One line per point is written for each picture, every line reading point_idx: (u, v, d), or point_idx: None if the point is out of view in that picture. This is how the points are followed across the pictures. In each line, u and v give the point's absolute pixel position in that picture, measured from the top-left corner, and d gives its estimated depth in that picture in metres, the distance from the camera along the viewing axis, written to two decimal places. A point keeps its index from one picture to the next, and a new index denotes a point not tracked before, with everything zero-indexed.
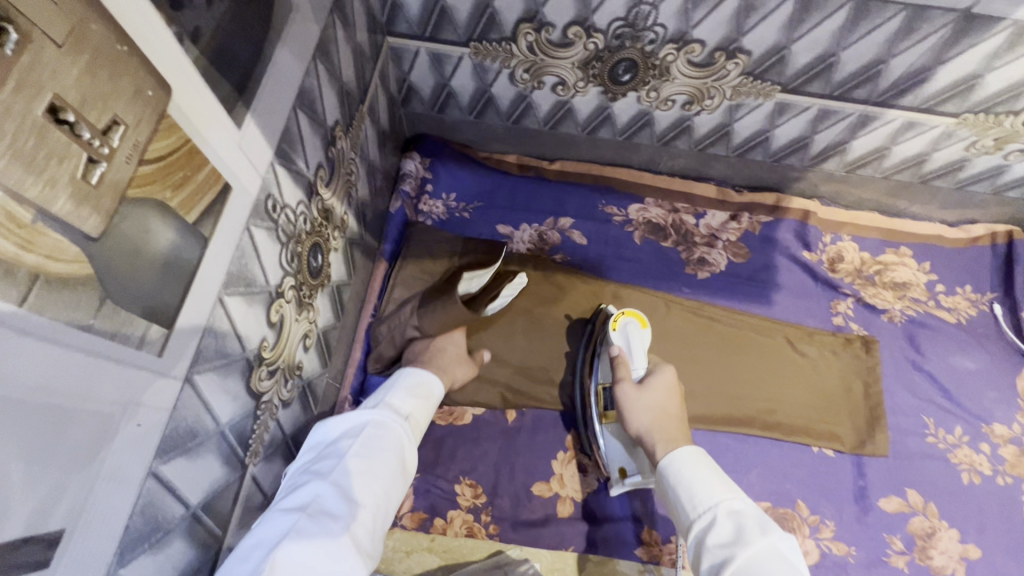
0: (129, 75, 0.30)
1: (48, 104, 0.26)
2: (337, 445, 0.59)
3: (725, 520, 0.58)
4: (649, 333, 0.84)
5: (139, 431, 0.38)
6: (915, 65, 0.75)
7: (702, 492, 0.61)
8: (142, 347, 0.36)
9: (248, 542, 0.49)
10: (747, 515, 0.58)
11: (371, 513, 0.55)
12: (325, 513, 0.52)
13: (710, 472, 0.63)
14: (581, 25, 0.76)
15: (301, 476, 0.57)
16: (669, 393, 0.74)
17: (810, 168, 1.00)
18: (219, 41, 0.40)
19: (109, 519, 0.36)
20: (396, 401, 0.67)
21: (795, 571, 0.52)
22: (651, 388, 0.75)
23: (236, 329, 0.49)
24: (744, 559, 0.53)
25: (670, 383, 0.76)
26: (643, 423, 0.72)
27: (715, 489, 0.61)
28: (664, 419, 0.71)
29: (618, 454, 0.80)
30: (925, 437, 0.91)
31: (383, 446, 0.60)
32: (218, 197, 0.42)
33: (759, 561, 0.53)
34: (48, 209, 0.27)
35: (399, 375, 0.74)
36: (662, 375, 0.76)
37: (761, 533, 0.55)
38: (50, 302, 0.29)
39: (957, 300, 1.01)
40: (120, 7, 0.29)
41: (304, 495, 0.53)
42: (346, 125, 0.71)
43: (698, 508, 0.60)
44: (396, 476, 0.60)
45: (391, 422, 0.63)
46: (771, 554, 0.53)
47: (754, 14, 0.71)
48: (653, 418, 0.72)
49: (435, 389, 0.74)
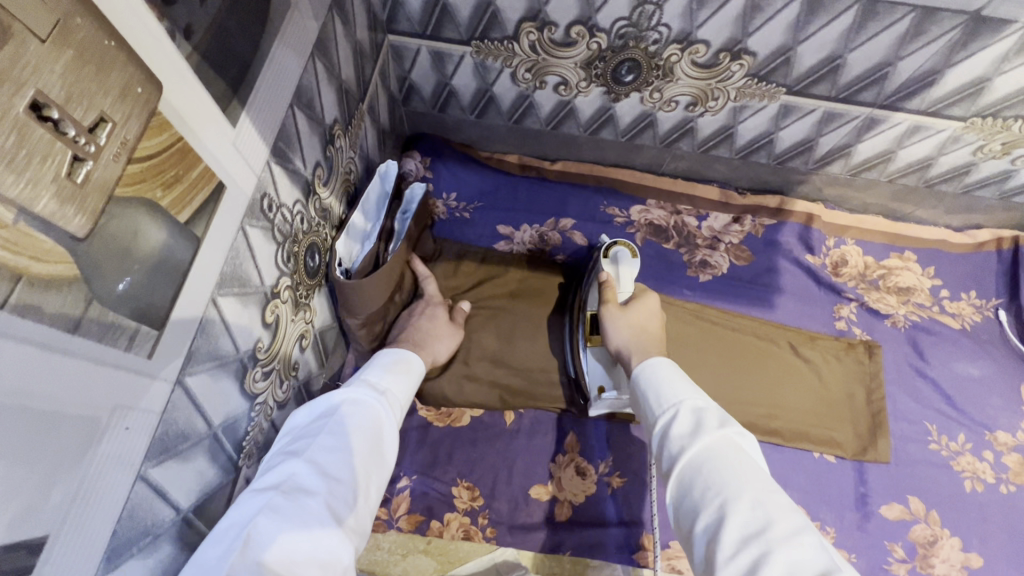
0: (118, 72, 0.30)
1: (31, 101, 0.25)
2: (315, 422, 0.56)
3: (686, 415, 0.53)
4: (638, 264, 0.85)
5: (127, 434, 0.37)
6: (923, 68, 0.74)
7: (668, 391, 0.56)
8: (131, 349, 0.36)
9: (223, 524, 0.47)
10: (709, 411, 0.53)
11: (351, 488, 0.53)
12: (300, 490, 0.49)
13: (679, 376, 0.58)
14: (584, 25, 0.75)
15: (276, 457, 0.54)
16: (652, 314, 0.77)
17: (814, 171, 0.99)
18: (213, 38, 0.39)
19: (95, 523, 0.35)
20: (373, 376, 0.64)
21: (753, 464, 0.48)
22: (635, 309, 0.78)
23: (230, 330, 0.48)
24: (701, 452, 0.49)
25: (653, 309, 0.78)
26: (622, 339, 0.74)
27: (680, 389, 0.56)
28: (645, 336, 0.73)
29: (598, 375, 0.82)
30: (928, 444, 0.90)
31: (361, 421, 0.57)
32: (211, 196, 0.42)
33: (715, 454, 0.48)
34: (31, 209, 0.26)
35: (380, 352, 0.71)
36: (645, 300, 0.79)
37: (721, 427, 0.51)
38: (34, 304, 0.28)
39: (961, 306, 1.00)
40: (108, 2, 0.29)
41: (279, 474, 0.51)
42: (345, 124, 0.71)
43: (661, 406, 0.56)
44: (376, 452, 0.57)
45: (368, 398, 0.60)
46: (731, 449, 0.49)
47: (760, 15, 0.70)
48: (633, 334, 0.74)
49: (415, 362, 0.70)
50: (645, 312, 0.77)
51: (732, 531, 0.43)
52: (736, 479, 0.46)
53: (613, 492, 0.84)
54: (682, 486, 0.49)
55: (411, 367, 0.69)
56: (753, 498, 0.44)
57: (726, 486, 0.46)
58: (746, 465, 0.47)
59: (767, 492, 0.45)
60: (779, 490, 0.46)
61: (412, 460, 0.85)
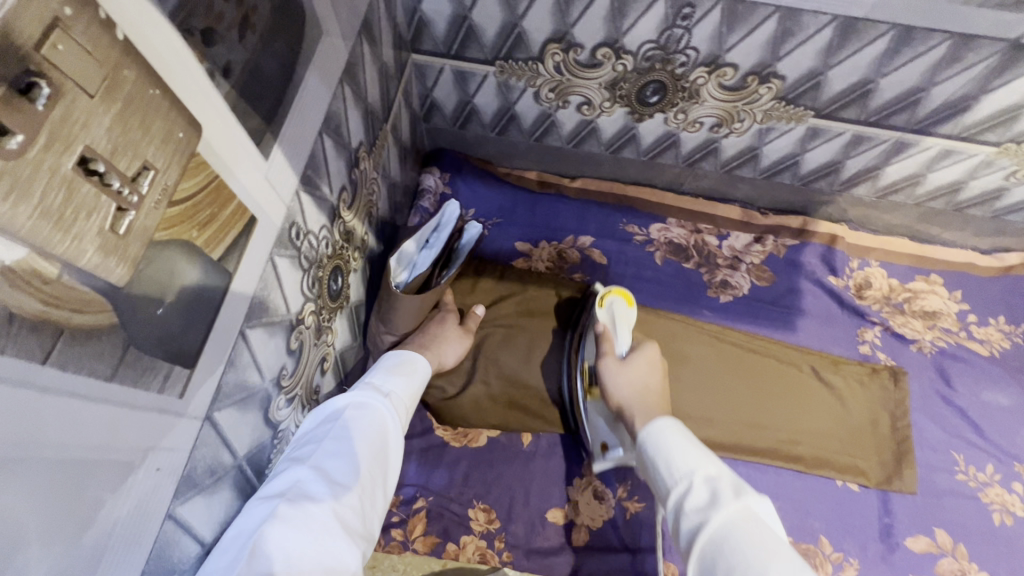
0: (161, 120, 0.29)
1: (78, 157, 0.24)
2: (318, 429, 0.55)
3: (701, 487, 0.53)
4: (633, 312, 0.84)
5: (157, 474, 0.36)
6: (957, 94, 0.72)
7: (679, 459, 0.55)
8: (164, 390, 0.35)
9: (228, 533, 0.46)
10: (724, 481, 0.52)
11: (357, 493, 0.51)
12: (306, 497, 0.48)
13: (687, 441, 0.57)
14: (610, 47, 0.74)
15: (282, 462, 0.53)
16: (651, 367, 0.75)
17: (839, 193, 0.98)
18: (250, 74, 0.39)
19: (124, 568, 0.35)
20: (379, 377, 0.64)
21: (777, 538, 0.47)
22: (633, 362, 0.75)
23: (257, 361, 0.48)
24: (721, 527, 0.48)
25: (653, 360, 0.76)
26: (625, 398, 0.72)
27: (691, 456, 0.55)
28: (647, 394, 0.71)
29: (602, 430, 0.79)
30: (955, 474, 0.88)
31: (367, 424, 0.57)
32: (243, 231, 0.41)
33: (735, 528, 0.48)
34: (75, 263, 0.26)
35: (386, 354, 0.70)
36: (646, 352, 0.77)
37: (738, 498, 0.50)
38: (74, 356, 0.27)
39: (989, 332, 0.98)
40: (152, 47, 0.28)
41: (284, 481, 0.50)
42: (369, 145, 0.70)
43: (674, 477, 0.55)
44: (383, 455, 0.56)
45: (374, 400, 0.60)
46: (750, 522, 0.48)
47: (791, 40, 0.69)
48: (635, 392, 0.72)
49: (421, 363, 0.70)
50: (645, 364, 0.75)
51: None
52: (760, 553, 0.45)
53: (632, 518, 0.82)
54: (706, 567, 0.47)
55: (416, 368, 0.69)
56: None
57: (751, 562, 0.45)
58: (765, 537, 0.46)
59: (792, 567, 0.44)
60: (803, 565, 0.45)
61: (428, 481, 0.84)
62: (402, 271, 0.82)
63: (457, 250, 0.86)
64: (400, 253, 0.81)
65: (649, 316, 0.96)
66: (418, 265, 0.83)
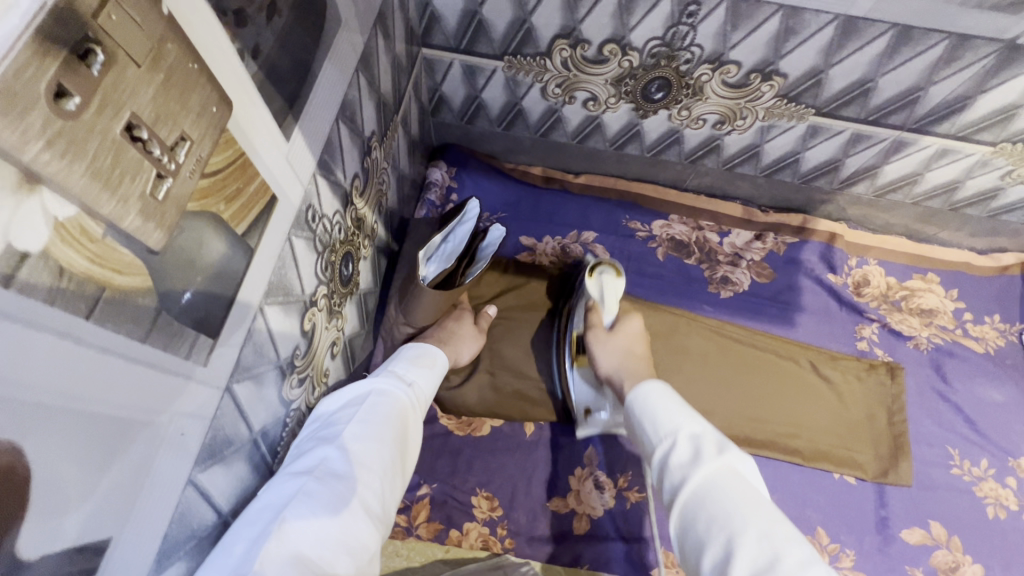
0: (199, 93, 0.31)
1: (126, 122, 0.26)
2: (342, 412, 0.57)
3: (686, 444, 0.56)
4: (622, 282, 0.89)
5: (182, 439, 0.38)
6: (954, 93, 0.74)
7: (665, 419, 0.58)
8: (190, 356, 0.37)
9: (254, 507, 0.47)
10: (706, 437, 0.56)
11: (380, 477, 0.53)
12: (332, 475, 0.50)
13: (671, 401, 0.60)
14: (617, 43, 0.76)
15: (307, 442, 0.55)
16: (634, 338, 0.81)
17: (839, 191, 0.99)
18: (275, 57, 0.40)
19: (151, 525, 0.36)
20: (400, 367, 0.67)
21: (754, 495, 0.50)
22: (618, 333, 0.82)
23: (273, 339, 0.49)
24: (705, 484, 0.52)
25: (636, 331, 0.83)
26: (614, 366, 0.78)
27: (674, 414, 0.58)
28: (633, 360, 0.77)
29: (586, 396, 0.86)
30: (950, 468, 0.90)
31: (390, 411, 0.59)
32: (265, 209, 0.43)
33: (719, 484, 0.51)
34: (119, 225, 0.27)
35: (406, 345, 0.73)
36: (630, 323, 0.83)
37: (720, 456, 0.53)
38: (113, 316, 0.29)
39: (984, 330, 1.00)
40: (192, 24, 0.30)
41: (310, 459, 0.51)
42: (381, 135, 0.72)
43: (659, 433, 0.58)
44: (403, 443, 0.59)
45: (396, 390, 0.63)
46: (732, 478, 0.51)
47: (794, 38, 0.70)
48: (621, 360, 0.78)
49: (440, 357, 0.73)
50: (629, 335, 0.82)
51: (741, 564, 0.46)
52: (742, 512, 0.48)
53: (632, 507, 0.84)
54: (689, 521, 0.51)
55: (436, 361, 0.72)
56: (759, 532, 0.47)
57: (731, 519, 0.48)
58: (748, 495, 0.50)
59: (769, 520, 0.48)
60: (783, 518, 0.48)
61: (432, 468, 0.85)
62: (431, 265, 0.85)
63: (480, 251, 0.88)
64: (427, 246, 0.83)
65: (651, 312, 0.98)
66: (441, 256, 0.86)
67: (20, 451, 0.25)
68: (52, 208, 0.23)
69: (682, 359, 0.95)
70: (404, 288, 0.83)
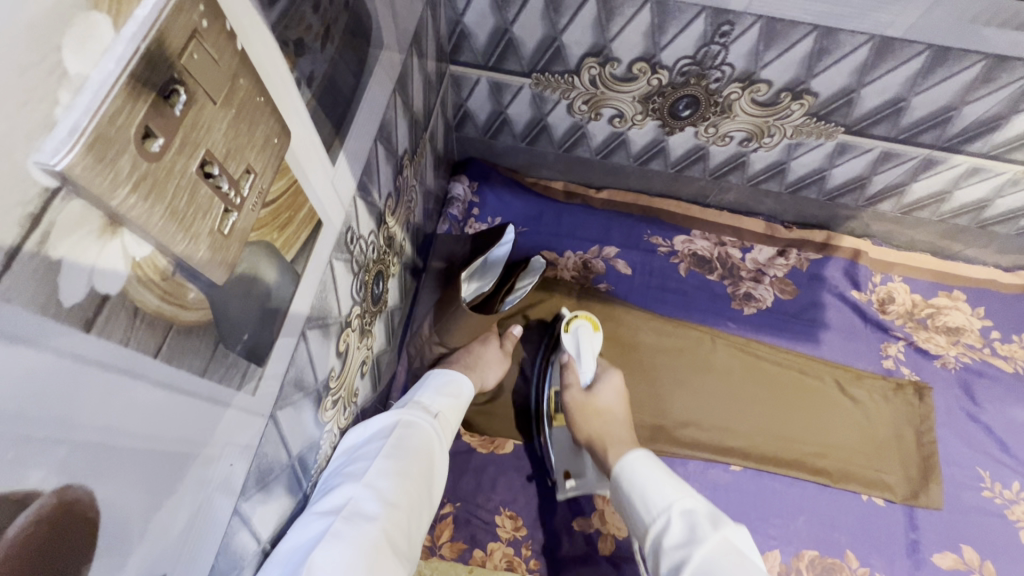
0: (263, 124, 0.31)
1: (201, 161, 0.26)
2: (368, 447, 0.58)
3: (680, 521, 0.57)
4: (600, 336, 0.88)
5: (232, 471, 0.37)
6: (989, 113, 0.73)
7: (657, 495, 0.60)
8: (242, 386, 0.36)
9: (283, 547, 0.47)
10: (700, 513, 0.57)
11: (405, 514, 0.53)
12: (360, 514, 0.49)
13: (661, 473, 0.62)
14: (647, 61, 0.76)
15: (334, 478, 0.55)
16: (618, 398, 0.80)
17: (864, 208, 0.99)
18: (326, 82, 0.40)
19: (199, 565, 0.35)
20: (427, 397, 0.67)
21: (751, 565, 0.51)
22: (599, 393, 0.81)
23: (313, 362, 0.49)
24: (700, 560, 0.52)
25: (618, 388, 0.82)
26: (594, 431, 0.77)
27: (664, 488, 0.60)
28: (612, 425, 0.77)
29: (564, 457, 0.84)
30: (981, 491, 0.88)
31: (415, 443, 0.59)
32: (312, 234, 0.43)
33: (715, 560, 0.52)
34: (188, 262, 0.27)
35: (430, 373, 0.73)
36: (611, 380, 0.82)
37: (716, 529, 0.55)
38: (178, 348, 0.28)
39: (1013, 348, 0.98)
40: (258, 55, 0.29)
41: (338, 497, 0.51)
42: (411, 152, 0.72)
43: (651, 510, 0.60)
44: (429, 477, 0.58)
45: (422, 421, 0.62)
46: (728, 553, 0.52)
47: (827, 58, 0.70)
48: (600, 423, 0.78)
49: (466, 386, 0.73)
50: (610, 393, 0.81)
51: None
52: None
53: None
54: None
55: (462, 389, 0.72)
56: None
57: None
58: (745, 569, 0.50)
59: None
60: None
61: (455, 486, 0.85)
62: (469, 284, 0.89)
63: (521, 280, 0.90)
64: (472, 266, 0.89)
65: (672, 328, 0.98)
66: (484, 283, 0.90)
67: (91, 494, 0.24)
68: (131, 249, 0.23)
69: (704, 375, 0.95)
70: (441, 308, 0.84)
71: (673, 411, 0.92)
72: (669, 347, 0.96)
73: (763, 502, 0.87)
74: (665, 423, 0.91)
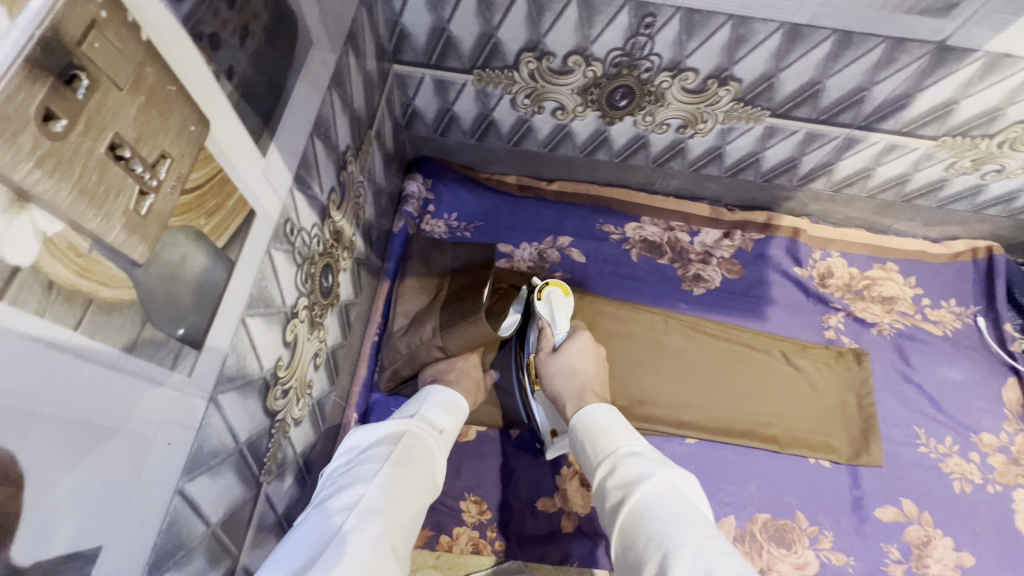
0: (177, 113, 0.33)
1: (109, 142, 0.28)
2: (376, 450, 0.59)
3: (626, 462, 0.59)
4: (571, 300, 0.87)
5: (169, 449, 0.38)
6: (896, 92, 0.79)
7: (609, 442, 0.63)
8: (175, 367, 0.38)
9: (294, 539, 0.49)
10: (647, 457, 0.59)
11: (409, 517, 0.55)
12: (371, 513, 0.52)
13: (618, 425, 0.65)
14: (580, 54, 0.79)
15: (343, 477, 0.57)
16: (582, 355, 0.80)
17: (799, 188, 1.04)
18: (249, 77, 0.42)
19: (139, 540, 0.37)
20: (433, 412, 0.70)
21: (692, 508, 0.53)
22: (564, 352, 0.81)
23: (256, 350, 0.50)
24: (641, 497, 0.55)
25: (583, 346, 0.81)
26: (561, 385, 0.77)
27: (618, 436, 0.63)
28: (574, 379, 0.76)
29: (550, 418, 0.85)
30: (917, 447, 0.94)
31: (421, 453, 0.61)
32: (244, 223, 0.44)
33: (654, 500, 0.54)
34: (103, 239, 0.29)
35: (431, 388, 0.76)
36: (578, 340, 0.82)
37: (661, 473, 0.57)
38: (99, 325, 0.30)
39: (942, 313, 1.05)
40: (167, 43, 0.31)
41: (348, 496, 0.53)
42: (356, 149, 0.74)
43: (602, 456, 0.63)
44: (430, 483, 0.61)
45: (427, 433, 0.65)
46: (670, 492, 0.55)
47: (745, 45, 0.74)
48: (565, 378, 0.78)
49: (464, 406, 0.76)
50: (575, 352, 0.80)
51: None
52: (675, 524, 0.51)
53: None
54: (626, 537, 0.54)
55: (460, 410, 0.75)
56: (694, 546, 0.48)
57: (667, 534, 0.50)
58: (681, 510, 0.52)
59: (705, 534, 0.50)
60: (719, 537, 0.50)
61: None
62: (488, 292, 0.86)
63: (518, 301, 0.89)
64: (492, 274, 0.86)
65: (626, 311, 1.01)
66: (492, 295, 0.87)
67: (13, 456, 0.26)
68: (42, 224, 0.25)
69: (659, 354, 0.99)
70: (450, 315, 0.84)
71: (629, 389, 0.96)
72: (625, 330, 1.00)
73: (717, 472, 0.92)
74: (622, 402, 0.95)
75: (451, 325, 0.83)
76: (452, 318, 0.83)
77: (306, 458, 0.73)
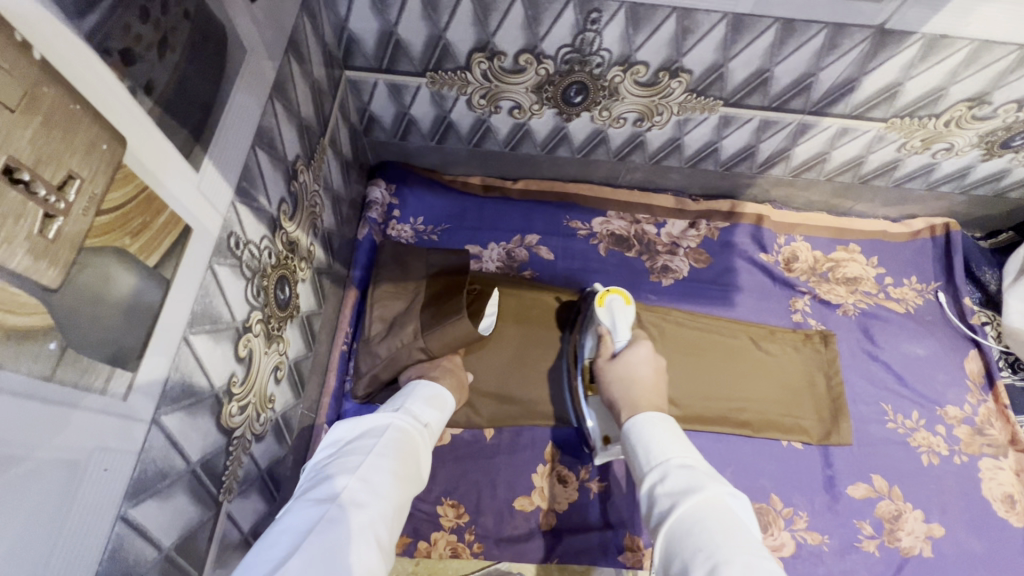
0: (84, 132, 0.32)
1: (3, 167, 0.27)
2: (361, 442, 0.59)
3: (676, 474, 0.58)
4: (632, 309, 0.83)
5: (107, 475, 0.38)
6: (842, 76, 0.80)
7: (660, 451, 0.61)
8: (107, 390, 0.37)
9: (273, 530, 0.48)
10: (699, 471, 0.58)
11: (393, 509, 0.54)
12: (354, 503, 0.51)
13: (672, 435, 0.64)
14: (531, 53, 0.79)
15: (326, 469, 0.56)
16: (644, 364, 0.75)
17: (759, 175, 1.05)
18: (173, 91, 0.41)
19: (78, 571, 0.36)
20: (417, 406, 0.69)
21: (742, 527, 0.51)
22: (624, 360, 0.77)
23: (203, 367, 0.49)
24: (689, 508, 0.53)
25: (645, 356, 0.77)
26: (618, 395, 0.74)
27: (670, 447, 0.62)
28: (634, 390, 0.72)
29: (601, 424, 0.83)
30: (885, 423, 0.96)
31: (404, 446, 0.61)
32: (178, 240, 0.43)
33: (704, 513, 0.52)
34: (7, 266, 0.28)
35: (415, 384, 0.75)
36: (641, 349, 0.78)
37: (713, 486, 0.55)
38: (9, 356, 0.29)
39: (905, 291, 1.07)
40: (65, 61, 0.31)
41: (331, 487, 0.52)
42: (307, 158, 0.73)
43: (653, 463, 0.61)
44: (414, 476, 0.60)
45: (412, 427, 0.65)
46: (720, 507, 0.52)
47: (692, 36, 0.75)
48: (624, 387, 0.74)
49: (449, 399, 0.75)
50: (637, 361, 0.76)
51: None
52: (723, 538, 0.48)
53: (595, 497, 0.86)
54: (672, 546, 0.52)
55: (445, 404, 0.74)
56: (744, 563, 0.46)
57: (716, 548, 0.48)
58: (729, 526, 0.50)
59: (755, 553, 0.47)
60: (768, 559, 0.47)
61: None
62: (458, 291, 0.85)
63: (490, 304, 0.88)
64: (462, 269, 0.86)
65: None
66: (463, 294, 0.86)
67: None
68: None
69: None
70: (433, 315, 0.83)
71: None
72: None
73: None
74: None
75: (433, 325, 0.82)
76: (437, 318, 0.82)
77: (273, 473, 0.72)
